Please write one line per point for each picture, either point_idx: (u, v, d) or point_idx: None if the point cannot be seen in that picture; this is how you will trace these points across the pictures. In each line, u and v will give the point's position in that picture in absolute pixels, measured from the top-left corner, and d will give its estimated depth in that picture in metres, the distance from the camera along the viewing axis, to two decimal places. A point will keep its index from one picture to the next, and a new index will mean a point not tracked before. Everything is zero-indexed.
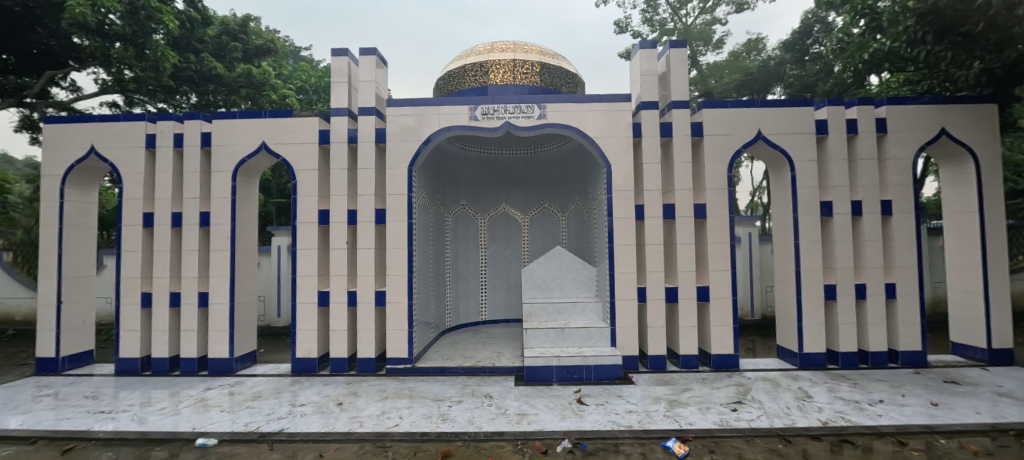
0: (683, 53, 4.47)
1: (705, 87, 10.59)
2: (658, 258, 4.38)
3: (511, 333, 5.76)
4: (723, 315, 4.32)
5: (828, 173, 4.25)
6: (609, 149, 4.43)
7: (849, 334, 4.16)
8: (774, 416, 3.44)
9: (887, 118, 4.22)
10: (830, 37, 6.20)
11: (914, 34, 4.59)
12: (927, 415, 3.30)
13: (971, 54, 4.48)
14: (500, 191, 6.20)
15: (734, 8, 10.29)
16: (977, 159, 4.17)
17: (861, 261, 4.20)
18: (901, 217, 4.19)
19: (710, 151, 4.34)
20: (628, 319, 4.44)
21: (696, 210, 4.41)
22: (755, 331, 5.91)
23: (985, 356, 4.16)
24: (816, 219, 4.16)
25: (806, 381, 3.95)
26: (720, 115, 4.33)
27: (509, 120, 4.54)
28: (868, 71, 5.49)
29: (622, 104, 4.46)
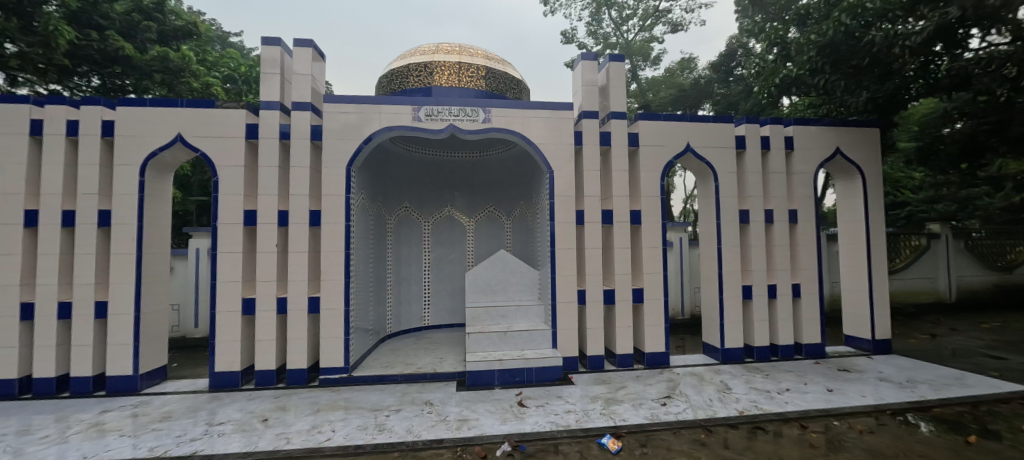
0: (622, 67, 4.69)
1: (644, 100, 11.19)
2: (596, 262, 4.56)
3: (455, 339, 5.68)
4: (655, 315, 4.58)
5: (746, 184, 4.66)
6: (552, 155, 4.54)
7: (763, 331, 4.58)
8: (699, 408, 3.70)
9: (795, 137, 4.74)
10: (750, 61, 6.84)
11: (815, 64, 5.23)
12: (824, 400, 3.73)
13: (860, 84, 5.19)
14: (445, 194, 6.11)
15: (669, 28, 11.05)
16: (864, 174, 4.80)
17: (773, 264, 4.65)
18: (804, 224, 4.71)
19: (645, 161, 4.60)
20: (568, 321, 4.56)
21: (632, 216, 4.65)
22: (685, 329, 6.32)
23: (869, 346, 4.79)
24: (735, 225, 4.55)
25: (726, 374, 4.29)
26: (654, 127, 4.61)
27: (454, 122, 4.50)
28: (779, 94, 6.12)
29: (565, 113, 4.59)
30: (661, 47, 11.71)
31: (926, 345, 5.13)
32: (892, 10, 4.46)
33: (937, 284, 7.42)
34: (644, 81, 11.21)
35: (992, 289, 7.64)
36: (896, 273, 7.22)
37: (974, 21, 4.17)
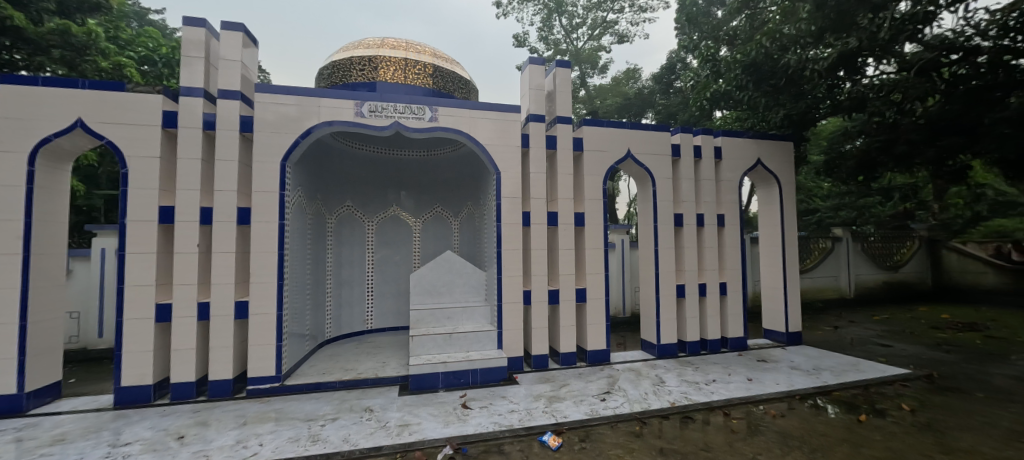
0: (568, 73, 4.82)
1: (592, 106, 11.62)
2: (541, 263, 4.65)
3: (399, 342, 5.53)
4: (597, 314, 4.76)
5: (680, 189, 4.98)
6: (499, 156, 4.56)
7: (694, 327, 4.91)
8: (635, 402, 3.88)
9: (722, 147, 5.13)
10: (686, 75, 7.36)
11: (740, 81, 5.78)
12: (744, 389, 4.06)
13: (777, 101, 5.70)
14: (391, 193, 5.93)
15: (616, 38, 11.56)
16: (781, 183, 5.30)
17: (704, 265, 5.01)
18: (730, 228, 5.11)
19: (589, 165, 4.76)
20: (514, 321, 4.60)
21: (576, 218, 4.81)
22: (626, 327, 6.62)
23: (783, 338, 5.31)
24: (670, 228, 4.84)
25: (661, 368, 4.54)
26: (597, 133, 4.79)
27: (399, 120, 4.38)
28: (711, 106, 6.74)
29: (513, 115, 4.64)
30: (608, 57, 12.23)
31: (829, 336, 5.78)
32: (803, 37, 5.00)
33: (840, 281, 8.34)
34: (592, 88, 11.66)
35: (882, 285, 8.76)
36: (807, 273, 7.98)
37: (868, 52, 4.77)
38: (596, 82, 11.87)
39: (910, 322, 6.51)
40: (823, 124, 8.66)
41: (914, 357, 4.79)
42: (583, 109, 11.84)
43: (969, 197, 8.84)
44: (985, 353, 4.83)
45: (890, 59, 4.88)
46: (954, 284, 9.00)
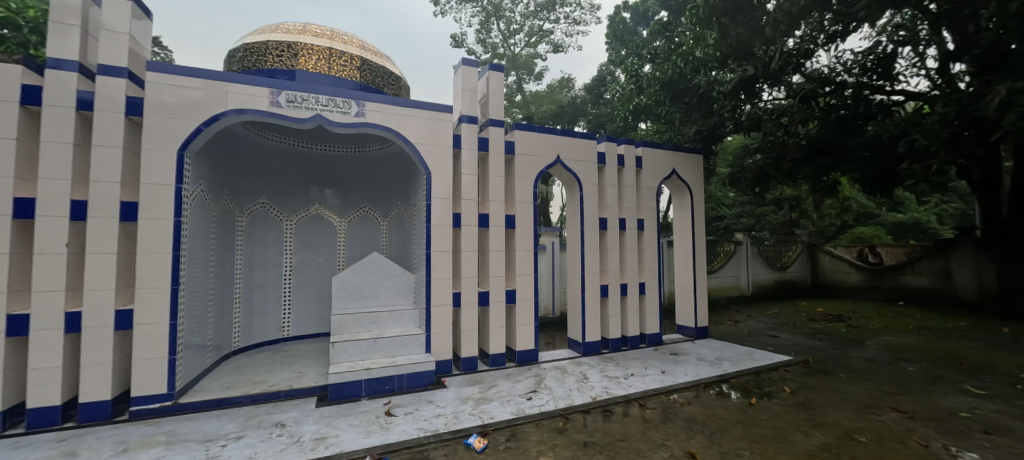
0: (501, 77, 4.90)
1: (528, 112, 11.94)
2: (472, 265, 4.65)
3: (319, 350, 5.19)
4: (526, 315, 4.86)
5: (606, 195, 5.27)
6: (430, 156, 4.49)
7: (616, 325, 5.21)
8: (559, 399, 4.01)
9: (643, 157, 5.52)
10: (614, 87, 7.88)
11: (659, 97, 6.36)
12: (658, 381, 4.39)
13: (690, 117, 6.31)
14: (313, 190, 5.56)
15: (551, 47, 11.99)
16: (693, 192, 5.83)
17: (625, 266, 5.35)
18: (649, 232, 5.51)
19: (520, 169, 4.87)
20: (442, 323, 4.54)
21: (507, 220, 4.88)
22: (555, 326, 6.83)
23: (693, 333, 5.84)
24: (596, 231, 5.10)
25: (585, 365, 4.75)
26: (529, 138, 4.91)
27: (321, 112, 4.11)
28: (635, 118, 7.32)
29: (444, 115, 4.59)
30: (544, 64, 12.66)
31: (731, 329, 6.47)
32: (711, 61, 5.61)
33: (741, 280, 9.40)
34: (528, 94, 12.01)
35: (775, 284, 10.01)
36: (714, 273, 8.86)
37: (763, 79, 5.40)
38: (532, 88, 12.22)
39: (794, 315, 7.53)
40: (728, 141, 9.75)
41: (795, 345, 5.54)
42: (519, 114, 12.10)
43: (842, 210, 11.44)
44: (846, 339, 5.74)
45: (781, 87, 5.57)
46: (828, 282, 10.29)
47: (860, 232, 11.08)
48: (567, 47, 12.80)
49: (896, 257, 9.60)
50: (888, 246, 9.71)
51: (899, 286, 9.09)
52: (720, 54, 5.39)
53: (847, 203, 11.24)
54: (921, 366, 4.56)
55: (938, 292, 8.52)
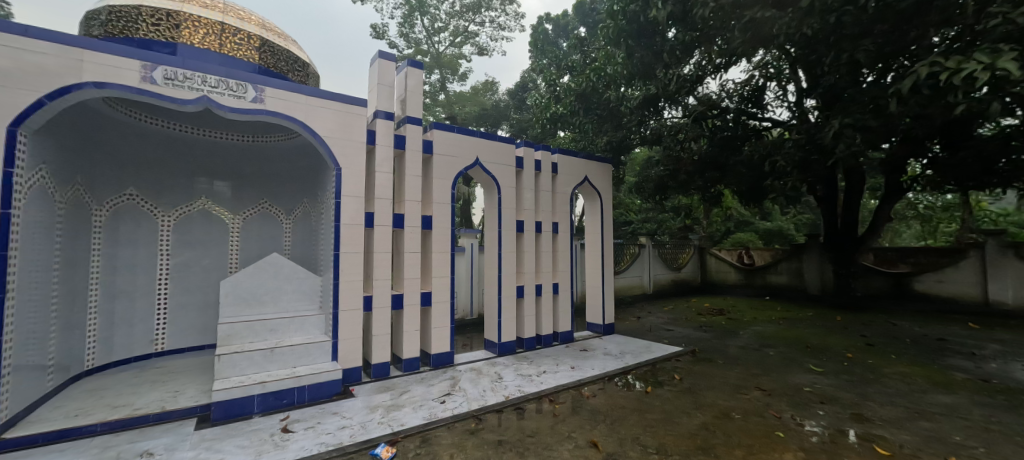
0: (419, 74, 4.79)
1: (451, 111, 12.06)
2: (385, 266, 4.46)
3: (203, 364, 4.56)
4: (442, 317, 4.80)
5: (522, 198, 5.43)
6: (340, 151, 4.22)
7: (530, 325, 5.39)
8: (473, 400, 4.02)
9: (558, 163, 5.77)
10: (535, 94, 8.21)
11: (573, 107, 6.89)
12: (568, 376, 4.61)
13: (601, 128, 6.84)
14: (199, 181, 4.88)
15: (476, 50, 12.08)
16: (603, 199, 6.26)
17: (540, 267, 5.56)
18: (563, 235, 5.80)
19: (438, 169, 4.80)
20: (351, 329, 4.28)
21: (423, 221, 4.78)
22: (473, 327, 6.84)
23: (600, 329, 6.27)
24: (513, 233, 5.23)
25: (500, 365, 4.82)
26: (447, 138, 4.86)
27: (209, 94, 3.58)
28: (552, 126, 7.70)
29: (357, 108, 4.34)
30: (467, 66, 12.93)
31: (634, 324, 7.07)
32: (619, 78, 6.12)
33: (644, 280, 10.32)
34: (452, 94, 12.05)
35: (672, 283, 11.18)
36: (621, 273, 9.62)
37: (664, 99, 6.02)
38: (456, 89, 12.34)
39: (686, 310, 8.48)
40: (635, 154, 10.71)
41: (685, 337, 6.24)
42: (443, 113, 12.15)
43: (725, 218, 13.31)
44: (725, 330, 6.63)
45: (678, 107, 6.27)
46: (713, 281, 11.75)
47: (739, 237, 13.01)
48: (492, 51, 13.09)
49: (763, 259, 11.35)
50: (758, 249, 11.45)
51: (766, 283, 10.71)
52: (627, 73, 5.92)
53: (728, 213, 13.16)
54: (779, 351, 5.43)
55: (793, 288, 10.23)
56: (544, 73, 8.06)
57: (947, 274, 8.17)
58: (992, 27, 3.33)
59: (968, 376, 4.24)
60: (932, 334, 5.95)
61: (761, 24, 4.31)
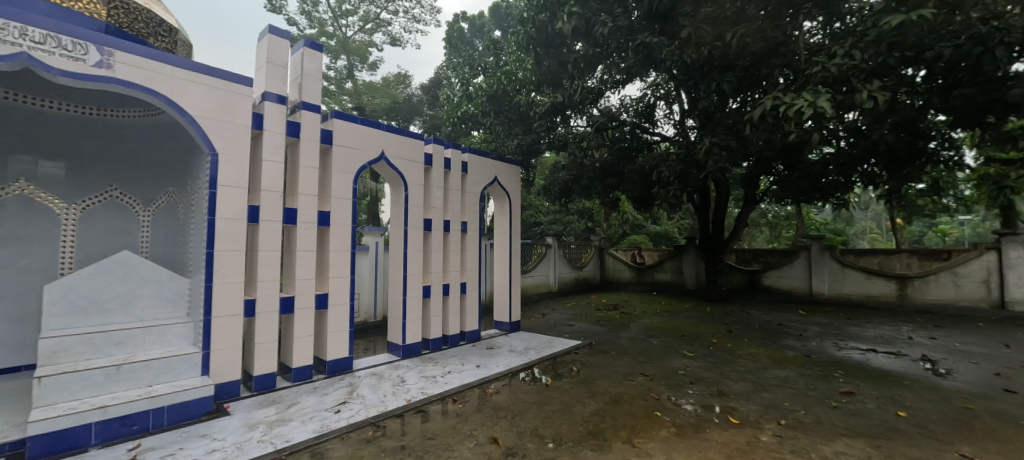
0: (318, 57, 4.40)
1: (358, 102, 12.83)
2: (272, 266, 4.01)
3: (15, 390, 3.57)
4: (339, 320, 4.48)
5: (431, 196, 5.32)
6: (217, 134, 3.67)
7: (437, 325, 5.30)
8: (372, 407, 3.79)
9: (468, 163, 5.78)
10: (446, 92, 8.22)
11: (484, 108, 7.02)
12: (473, 374, 4.63)
13: (511, 131, 7.07)
14: (13, 158, 3.69)
15: (389, 40, 11.85)
16: (512, 200, 6.42)
17: (448, 266, 5.51)
18: (472, 234, 5.82)
19: (337, 161, 4.47)
20: (228, 337, 3.74)
21: (320, 217, 4.40)
22: (376, 331, 6.50)
23: (506, 327, 6.42)
24: (419, 231, 5.10)
25: (404, 368, 4.65)
26: (349, 129, 4.55)
27: (33, 51, 2.72)
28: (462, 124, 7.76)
29: (240, 88, 3.83)
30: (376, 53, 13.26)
31: (539, 321, 7.38)
32: (529, 84, 6.39)
33: (549, 278, 10.82)
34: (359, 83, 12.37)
35: (576, 281, 11.93)
36: (528, 273, 9.98)
37: (570, 108, 6.46)
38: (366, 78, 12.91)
39: (586, 306, 9.13)
40: (546, 157, 12.09)
41: (583, 331, 6.71)
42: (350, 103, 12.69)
43: (621, 221, 14.77)
44: (618, 323, 7.26)
45: (583, 117, 6.73)
46: (612, 279, 12.80)
47: (633, 238, 14.49)
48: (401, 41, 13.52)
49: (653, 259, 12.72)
50: (648, 249, 12.81)
51: (654, 280, 12.00)
52: (536, 80, 6.21)
53: (624, 217, 14.66)
54: (661, 340, 6.12)
55: (675, 284, 11.62)
56: (455, 71, 8.10)
57: (786, 271, 10.04)
58: (814, 73, 4.06)
59: (796, 353, 5.23)
60: (774, 320, 7.23)
61: (651, 48, 4.81)
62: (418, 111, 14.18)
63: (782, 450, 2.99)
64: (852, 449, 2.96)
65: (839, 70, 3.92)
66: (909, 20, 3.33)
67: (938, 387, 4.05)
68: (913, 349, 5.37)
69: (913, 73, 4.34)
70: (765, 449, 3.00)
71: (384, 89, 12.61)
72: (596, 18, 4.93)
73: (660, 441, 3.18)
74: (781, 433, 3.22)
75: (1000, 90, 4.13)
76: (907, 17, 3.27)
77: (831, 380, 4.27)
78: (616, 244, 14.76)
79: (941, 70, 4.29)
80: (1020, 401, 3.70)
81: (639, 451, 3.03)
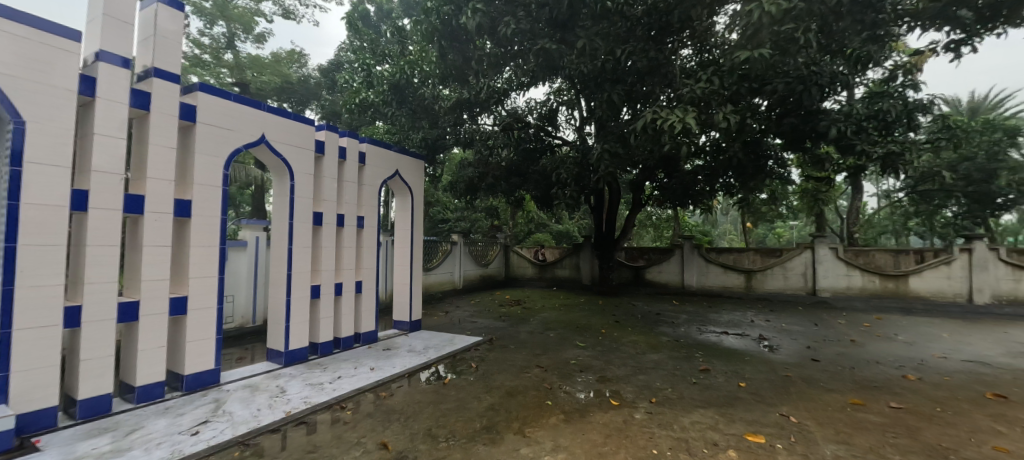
0: (178, 18, 3.74)
1: (242, 77, 12.44)
2: (107, 264, 3.26)
3: None
4: (203, 327, 3.87)
5: (321, 187, 4.89)
6: (25, 95, 2.85)
7: (327, 328, 4.89)
8: (241, 423, 3.31)
9: (366, 153, 5.45)
10: (344, 78, 7.84)
11: (385, 97, 6.87)
12: (366, 378, 4.35)
13: (413, 125, 7.08)
14: None
15: (281, 13, 11.03)
16: (414, 195, 6.21)
17: (341, 264, 5.13)
18: (369, 230, 5.51)
19: (202, 142, 3.82)
20: (39, 355, 2.92)
21: (177, 206, 3.72)
22: (254, 338, 5.78)
23: (406, 327, 6.19)
24: (307, 226, 4.65)
25: (285, 377, 4.18)
26: (218, 106, 3.94)
27: None
28: (359, 112, 7.41)
29: (62, 42, 3.04)
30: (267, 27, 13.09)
31: (441, 319, 7.28)
32: (433, 77, 6.46)
33: (454, 276, 10.71)
34: (242, 56, 12.27)
35: (481, 278, 12.05)
36: (432, 270, 9.75)
37: (477, 108, 6.70)
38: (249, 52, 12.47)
39: (489, 303, 9.27)
40: (453, 153, 12.21)
41: (485, 327, 6.80)
42: (229, 77, 12.24)
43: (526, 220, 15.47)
44: (518, 318, 7.50)
45: (491, 116, 6.96)
46: (517, 275, 13.21)
47: (538, 237, 15.21)
48: (298, 21, 12.99)
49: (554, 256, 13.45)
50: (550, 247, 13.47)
51: (555, 276, 12.67)
52: (439, 76, 6.32)
53: (529, 216, 15.51)
54: (557, 333, 6.47)
55: (573, 279, 12.43)
56: (354, 56, 7.76)
57: (665, 266, 11.39)
58: (686, 92, 4.69)
59: (669, 338, 5.96)
60: (653, 310, 8.16)
61: (551, 55, 5.04)
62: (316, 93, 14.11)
63: (651, 425, 3.36)
64: (705, 418, 3.46)
65: (704, 92, 4.57)
66: (752, 56, 4.00)
67: (770, 361, 4.95)
68: (754, 330, 6.49)
69: (758, 102, 5.25)
70: (638, 425, 3.35)
71: (271, 66, 12.59)
72: (501, 18, 5.01)
73: (549, 428, 3.34)
74: (651, 410, 3.63)
75: (813, 121, 5.22)
76: (751, 54, 3.93)
77: (693, 361, 4.94)
78: (522, 242, 15.35)
79: (777, 102, 5.24)
80: (822, 367, 4.71)
81: (529, 440, 3.15)
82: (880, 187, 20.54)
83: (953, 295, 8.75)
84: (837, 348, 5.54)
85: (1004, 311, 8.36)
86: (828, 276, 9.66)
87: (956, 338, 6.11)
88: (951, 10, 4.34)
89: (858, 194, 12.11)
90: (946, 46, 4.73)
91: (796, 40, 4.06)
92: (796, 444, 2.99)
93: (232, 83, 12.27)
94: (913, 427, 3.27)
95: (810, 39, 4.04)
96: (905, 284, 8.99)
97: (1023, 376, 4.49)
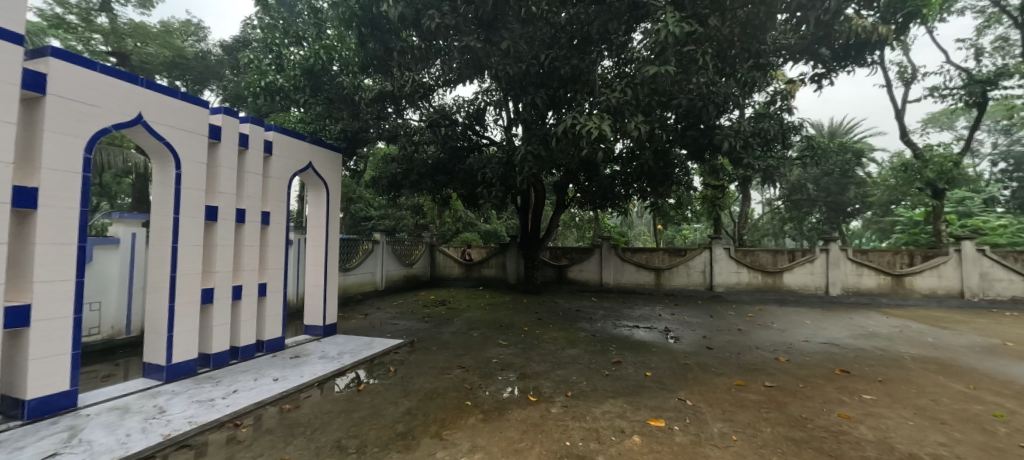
0: None
1: (120, 45, 10.75)
2: None
3: None
4: (55, 342, 3.23)
5: (216, 178, 4.36)
6: None
7: (221, 337, 4.36)
8: (103, 453, 2.81)
9: (273, 143, 4.99)
10: (249, 58, 7.15)
11: (298, 82, 6.40)
12: (267, 390, 3.95)
13: (330, 115, 6.65)
14: None
15: None
16: (329, 190, 5.80)
17: (240, 264, 4.62)
18: (275, 227, 5.05)
19: (55, 117, 3.16)
20: None
21: (18, 194, 3.02)
22: (125, 352, 4.95)
23: (319, 332, 5.76)
24: (197, 221, 4.10)
25: (166, 395, 3.64)
26: (78, 76, 3.29)
27: None
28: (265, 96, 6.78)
29: None
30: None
31: (359, 322, 6.90)
32: (354, 65, 6.14)
33: (375, 277, 10.20)
34: (121, 22, 10.66)
35: (405, 278, 11.66)
36: (350, 270, 9.19)
37: (403, 101, 6.52)
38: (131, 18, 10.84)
39: (412, 304, 8.99)
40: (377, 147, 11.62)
41: (406, 329, 6.58)
42: (102, 44, 10.67)
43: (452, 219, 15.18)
44: (441, 319, 7.37)
45: (418, 110, 6.80)
46: (444, 275, 13.02)
47: (465, 236, 14.94)
48: None
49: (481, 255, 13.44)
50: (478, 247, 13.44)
51: (482, 276, 12.71)
52: (361, 66, 6.09)
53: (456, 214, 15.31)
54: (480, 332, 6.48)
55: (500, 278, 12.55)
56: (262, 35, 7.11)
57: (586, 265, 12.03)
58: (604, 101, 4.95)
59: (586, 334, 6.28)
60: (574, 307, 8.57)
61: (476, 54, 5.02)
62: (218, 73, 12.73)
63: (566, 417, 3.51)
64: (614, 407, 3.70)
65: (620, 101, 4.87)
66: (660, 72, 4.33)
67: (673, 351, 5.45)
68: (660, 323, 7.10)
69: (666, 115, 5.74)
70: (554, 419, 3.47)
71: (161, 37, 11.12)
72: (426, 11, 4.89)
73: (467, 429, 3.33)
74: (566, 403, 3.79)
75: (711, 135, 5.80)
76: (659, 70, 4.26)
77: (606, 354, 5.26)
78: (449, 241, 14.98)
79: (681, 116, 5.78)
80: (714, 354, 5.30)
81: (446, 443, 3.10)
82: (762, 196, 23.85)
83: (814, 288, 10.41)
84: (727, 337, 6.27)
85: (850, 300, 10.16)
86: (721, 273, 10.93)
87: (815, 325, 7.29)
88: (814, 48, 5.15)
89: (745, 201, 13.94)
90: (812, 77, 5.59)
91: (696, 61, 4.51)
92: (690, 425, 3.32)
93: (107, 52, 10.83)
94: (782, 402, 3.82)
95: (709, 61, 4.50)
96: (779, 280, 10.52)
97: (860, 354, 5.49)
